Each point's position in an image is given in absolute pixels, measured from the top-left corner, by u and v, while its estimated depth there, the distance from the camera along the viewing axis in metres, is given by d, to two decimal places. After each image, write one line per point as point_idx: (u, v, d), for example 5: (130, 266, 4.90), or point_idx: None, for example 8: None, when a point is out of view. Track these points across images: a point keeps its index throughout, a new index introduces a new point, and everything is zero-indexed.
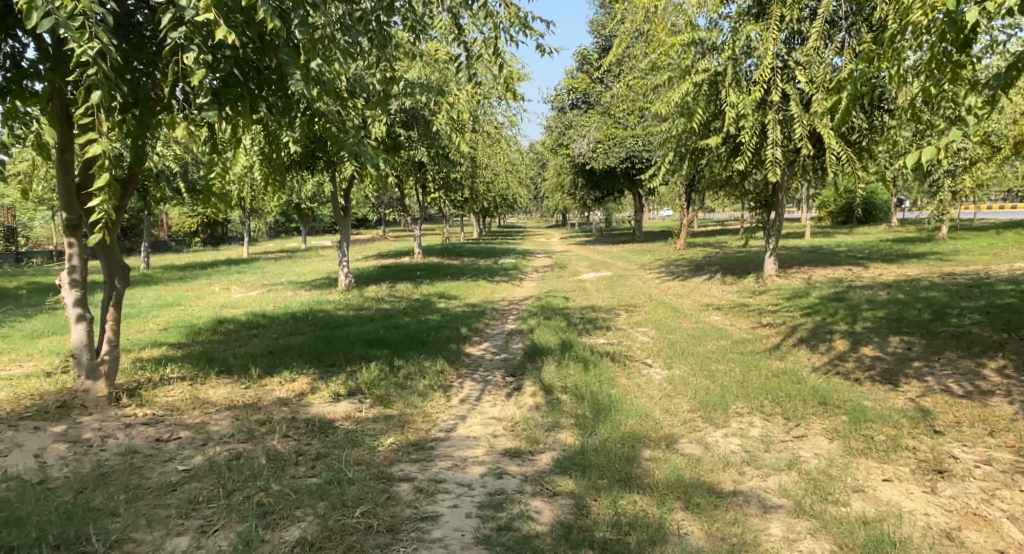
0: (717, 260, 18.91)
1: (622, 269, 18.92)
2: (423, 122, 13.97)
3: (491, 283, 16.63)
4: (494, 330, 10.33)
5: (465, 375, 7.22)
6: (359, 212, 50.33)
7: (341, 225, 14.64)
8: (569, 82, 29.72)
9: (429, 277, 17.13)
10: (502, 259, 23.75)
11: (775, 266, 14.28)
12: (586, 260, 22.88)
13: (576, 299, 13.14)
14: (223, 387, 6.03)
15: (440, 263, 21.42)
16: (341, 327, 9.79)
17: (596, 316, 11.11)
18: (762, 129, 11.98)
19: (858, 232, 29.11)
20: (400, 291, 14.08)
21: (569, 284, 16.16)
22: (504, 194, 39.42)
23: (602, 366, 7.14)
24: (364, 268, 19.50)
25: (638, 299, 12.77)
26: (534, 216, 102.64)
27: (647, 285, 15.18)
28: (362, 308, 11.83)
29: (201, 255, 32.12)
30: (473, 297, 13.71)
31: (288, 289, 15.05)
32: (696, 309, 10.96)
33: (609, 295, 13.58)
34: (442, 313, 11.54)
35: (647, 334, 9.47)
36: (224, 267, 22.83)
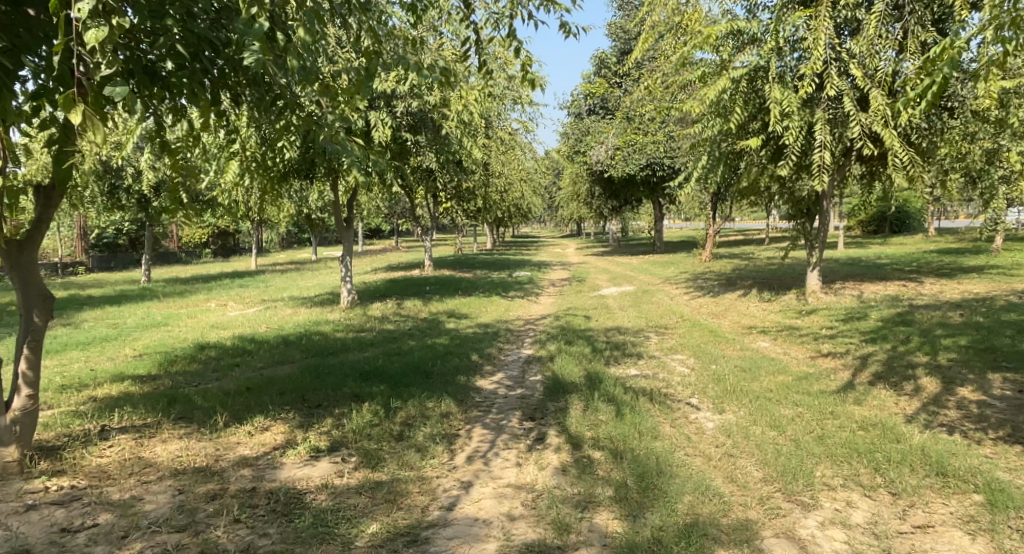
0: (749, 273, 17.58)
1: (646, 284, 17.67)
2: (433, 126, 12.82)
3: (506, 299, 15.47)
4: (509, 356, 9.14)
5: (474, 419, 6.03)
6: (371, 223, 49.50)
7: (344, 237, 13.53)
8: (586, 87, 28.58)
9: (439, 292, 15.98)
10: (517, 271, 22.57)
11: (820, 282, 12.97)
12: (606, 273, 21.64)
13: (599, 318, 11.94)
14: (175, 441, 4.88)
15: (452, 277, 20.29)
16: (336, 355, 8.66)
17: (624, 339, 9.89)
18: (808, 131, 10.73)
19: (893, 242, 27.57)
20: (407, 309, 12.93)
21: (591, 300, 14.95)
22: (519, 203, 38.31)
23: (640, 409, 5.90)
24: (372, 282, 18.45)
25: (668, 319, 11.54)
26: (548, 225, 101.51)
27: (677, 302, 13.91)
28: (364, 330, 10.70)
29: (208, 268, 31.29)
30: (487, 316, 12.57)
31: (288, 307, 13.99)
32: (737, 333, 9.71)
33: (636, 314, 12.35)
34: (452, 335, 10.38)
35: (685, 363, 8.24)
36: (227, 281, 21.81)
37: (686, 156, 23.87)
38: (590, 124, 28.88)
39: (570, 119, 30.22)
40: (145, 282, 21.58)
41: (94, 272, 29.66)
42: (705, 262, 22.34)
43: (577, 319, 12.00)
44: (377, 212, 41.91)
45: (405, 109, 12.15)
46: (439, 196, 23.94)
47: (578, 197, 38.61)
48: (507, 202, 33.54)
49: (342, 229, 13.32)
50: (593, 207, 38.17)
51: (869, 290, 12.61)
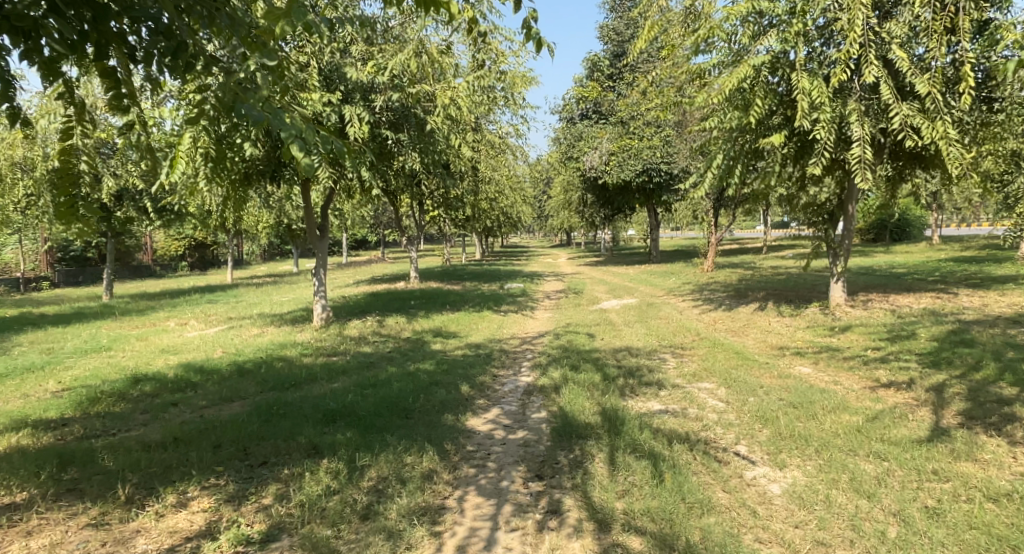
0: (760, 284, 16.35)
1: (648, 295, 16.43)
2: (415, 122, 11.40)
3: (499, 314, 14.11)
4: (507, 385, 7.82)
5: (466, 478, 4.70)
6: (356, 233, 48.04)
7: (317, 247, 12.09)
8: (578, 90, 27.47)
9: (424, 307, 14.62)
10: (509, 283, 21.25)
11: (844, 294, 11.81)
12: (603, 284, 20.38)
13: (604, 337, 10.66)
14: (46, 533, 3.66)
15: (438, 290, 18.91)
16: (300, 388, 7.29)
17: (636, 362, 8.59)
18: (840, 126, 9.44)
19: (898, 250, 26.56)
20: (390, 327, 11.55)
21: (591, 315, 13.63)
22: (508, 210, 37.03)
23: (679, 467, 4.60)
24: (353, 296, 17.04)
25: (682, 337, 10.26)
26: (537, 233, 100.42)
27: (687, 317, 12.62)
28: (338, 354, 9.34)
29: (182, 281, 29.68)
30: (479, 334, 11.24)
31: (255, 326, 12.55)
32: (767, 354, 8.43)
33: (645, 332, 11.06)
34: (438, 359, 9.04)
35: (716, 393, 6.94)
36: (196, 296, 20.30)
37: (684, 160, 22.77)
38: (584, 129, 27.69)
39: (562, 124, 29.01)
40: (107, 299, 20.04)
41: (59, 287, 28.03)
42: (707, 272, 21.13)
43: (581, 337, 10.70)
44: (361, 221, 40.45)
45: (384, 104, 10.78)
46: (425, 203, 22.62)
47: (569, 205, 37.38)
48: (496, 210, 32.28)
49: (314, 240, 11.85)
50: (585, 215, 36.94)
51: (901, 302, 11.41)
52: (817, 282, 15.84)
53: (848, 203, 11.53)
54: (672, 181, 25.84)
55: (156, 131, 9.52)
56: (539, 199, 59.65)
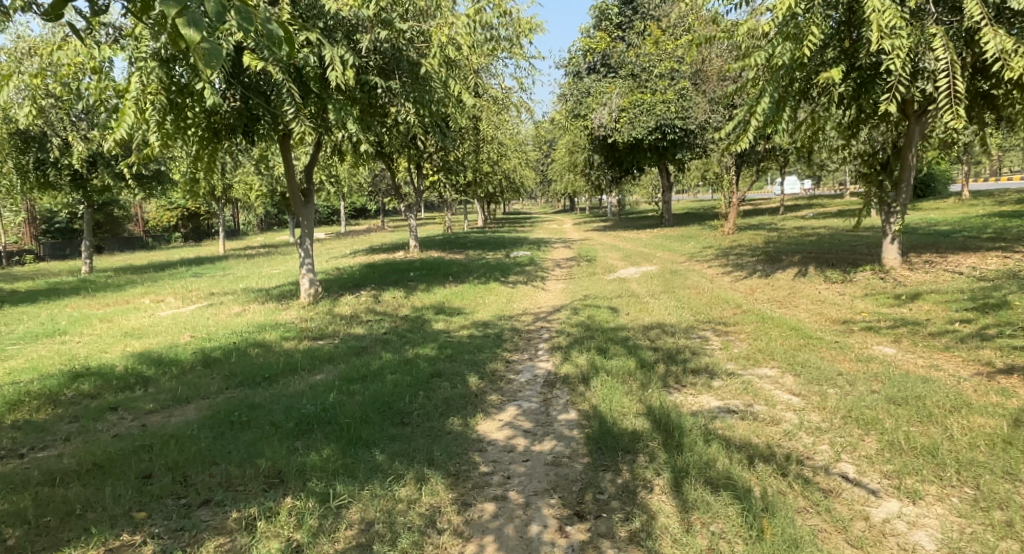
0: (791, 248, 14.98)
1: (669, 261, 15.06)
2: (408, 66, 9.96)
3: (509, 286, 12.78)
4: (523, 375, 6.52)
5: (481, 524, 3.43)
6: (354, 200, 46.62)
7: (302, 213, 10.69)
8: (585, 42, 25.82)
9: (425, 278, 13.31)
10: (516, 251, 19.89)
11: (899, 256, 10.59)
12: (616, 250, 19.03)
13: (629, 310, 9.35)
14: None
15: (439, 259, 17.57)
16: (274, 383, 6.00)
17: (674, 343, 7.28)
18: (914, 54, 8.00)
19: (926, 207, 25.05)
20: (387, 304, 10.24)
21: (610, 285, 12.28)
22: (511, 174, 35.44)
23: (779, 506, 3.41)
24: (347, 268, 15.72)
25: (722, 310, 8.93)
26: (540, 200, 98.69)
27: (719, 286, 11.25)
28: (325, 336, 8.04)
29: (172, 253, 28.32)
30: (487, 310, 9.93)
31: (236, 303, 11.24)
32: (829, 330, 7.12)
33: (675, 304, 9.74)
34: (441, 342, 7.74)
35: (782, 382, 5.64)
36: (181, 269, 18.94)
37: (701, 114, 21.22)
38: (591, 84, 25.96)
39: (568, 79, 27.27)
40: (86, 273, 18.71)
41: (44, 261, 26.72)
42: (729, 235, 19.73)
43: (603, 311, 9.40)
44: (358, 188, 38.90)
45: (371, 46, 9.34)
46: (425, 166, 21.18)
47: (574, 167, 35.77)
48: (498, 173, 30.73)
49: (298, 205, 10.44)
50: (591, 178, 35.33)
51: (965, 264, 10.14)
52: (855, 245, 14.44)
53: (907, 151, 10.15)
54: (686, 137, 24.30)
55: (106, 79, 8.10)
56: (542, 162, 57.87)
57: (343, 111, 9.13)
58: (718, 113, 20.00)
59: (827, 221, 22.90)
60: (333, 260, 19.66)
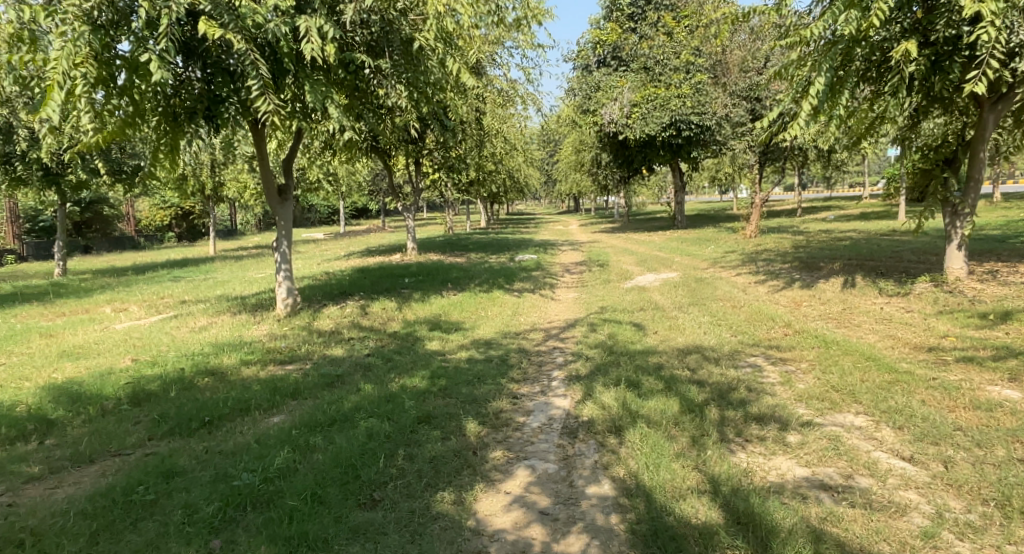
0: (826, 255, 13.62)
1: (691, 267, 13.67)
2: (401, 42, 8.58)
3: (514, 295, 11.43)
4: (535, 417, 5.14)
5: None
6: (354, 200, 45.34)
7: (280, 211, 9.26)
8: (596, 34, 24.60)
9: (421, 285, 11.97)
10: (521, 255, 18.53)
11: (965, 266, 9.20)
12: (629, 254, 17.69)
13: (657, 328, 8.00)
14: None
15: (439, 263, 16.24)
16: (216, 428, 4.66)
17: (722, 374, 5.92)
18: (1014, 19, 6.63)
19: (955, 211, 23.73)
20: (376, 318, 8.88)
21: (628, 295, 10.93)
22: (515, 173, 34.12)
23: None
24: (338, 274, 14.39)
25: (768, 330, 7.55)
26: (543, 202, 97.59)
27: (755, 298, 9.89)
28: (297, 359, 6.69)
29: (160, 254, 26.98)
30: (491, 326, 8.58)
31: (205, 313, 9.85)
32: (915, 362, 5.75)
33: (710, 320, 8.36)
34: (434, 369, 6.39)
35: (880, 439, 4.28)
36: (161, 271, 17.55)
37: (720, 108, 19.93)
38: (601, 78, 24.65)
39: (577, 73, 25.95)
40: (58, 276, 17.32)
41: (24, 261, 25.33)
42: (750, 238, 18.38)
43: (627, 328, 8.05)
44: (357, 186, 37.55)
45: (357, 17, 7.96)
46: (425, 163, 19.85)
47: (581, 167, 34.41)
48: (502, 172, 29.40)
49: (274, 203, 9.09)
50: (598, 177, 33.98)
51: None
52: (897, 252, 13.07)
53: (978, 144, 8.77)
54: (703, 134, 23.01)
55: (36, 51, 6.71)
56: (546, 161, 56.53)
57: (323, 93, 7.82)
58: (738, 107, 18.67)
59: (852, 224, 21.53)
60: (325, 263, 18.30)
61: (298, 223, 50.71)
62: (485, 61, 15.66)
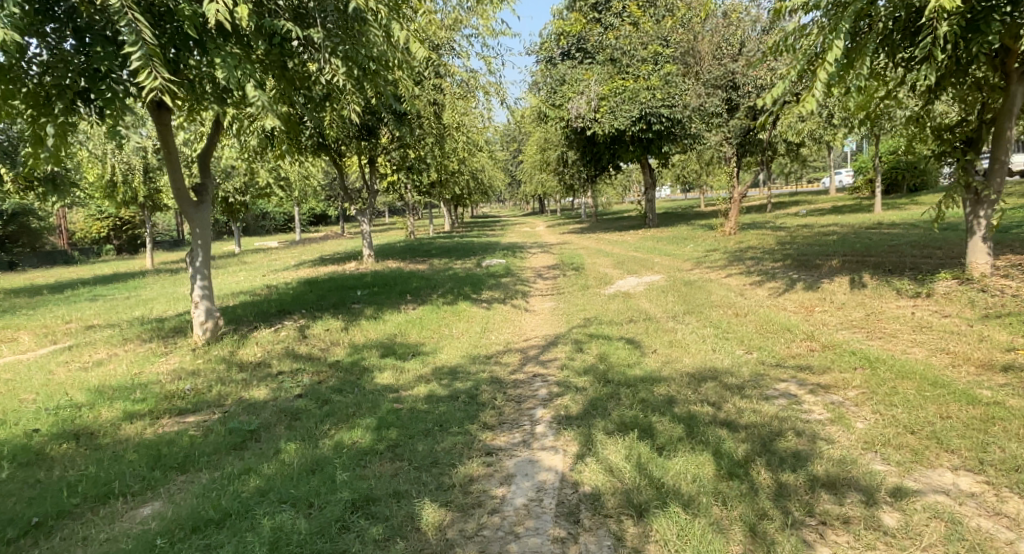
0: (819, 252, 12.58)
1: (675, 269, 12.48)
2: (336, 7, 7.04)
3: (482, 306, 10.02)
4: (519, 485, 3.78)
5: None
6: (311, 205, 43.38)
7: (196, 214, 7.61)
8: (559, 24, 23.40)
9: (375, 297, 10.50)
10: (487, 259, 17.14)
11: (990, 261, 8.07)
12: (604, 256, 16.48)
13: (654, 345, 6.70)
14: None
15: (397, 271, 14.76)
16: (46, 540, 3.21)
17: (752, 408, 4.63)
18: None
19: (929, 204, 23.17)
20: (316, 343, 7.40)
21: (612, 303, 9.62)
22: (477, 173, 32.66)
23: None
24: (283, 286, 12.79)
25: (789, 343, 6.29)
26: (507, 204, 96.90)
27: (757, 302, 8.69)
28: (205, 406, 5.21)
29: (94, 268, 24.78)
30: (456, 348, 7.18)
31: (110, 341, 8.21)
32: (997, 387, 4.53)
33: (714, 332, 7.10)
34: (382, 413, 4.97)
35: (1011, 517, 3.08)
36: (83, 288, 15.65)
37: (691, 100, 18.89)
38: (566, 71, 23.34)
39: (540, 67, 24.53)
40: None
41: None
42: (731, 235, 17.34)
43: (619, 347, 6.73)
44: (311, 190, 35.62)
45: None
46: (380, 161, 18.30)
47: (547, 165, 33.24)
48: (465, 171, 28.06)
49: (186, 207, 7.49)
50: (564, 176, 32.77)
51: None
52: (894, 246, 12.06)
53: (1004, 121, 7.69)
54: (673, 127, 21.99)
55: None
56: (510, 162, 55.33)
57: (236, 69, 6.28)
58: (714, 96, 17.07)
59: (832, 219, 20.70)
60: (273, 274, 16.64)
61: (252, 231, 48.31)
62: (444, 43, 14.42)
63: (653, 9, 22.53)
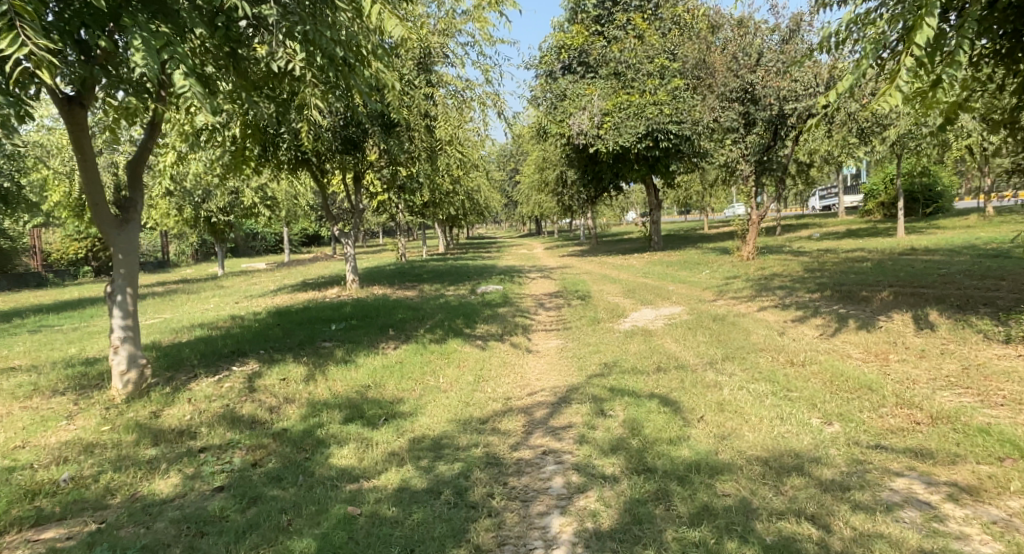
0: (857, 281, 11.14)
1: (695, 301, 11.02)
2: None
3: (476, 344, 8.48)
4: None
5: None
6: (301, 226, 42.03)
7: (125, 236, 6.14)
8: (559, 37, 22.21)
9: (351, 333, 8.98)
10: (483, 285, 15.61)
11: None
12: (611, 282, 15.02)
13: (696, 408, 5.18)
14: None
15: (382, 299, 13.29)
16: None
17: (871, 531, 3.17)
18: None
19: (953, 228, 21.83)
20: (265, 400, 5.88)
21: (630, 343, 8.10)
22: (473, 192, 31.29)
23: None
24: (251, 317, 11.30)
25: (881, 412, 4.77)
26: (504, 227, 95.98)
27: (806, 344, 7.21)
28: (78, 512, 3.74)
29: (64, 293, 23.23)
30: (442, 409, 5.63)
31: (15, 392, 6.67)
32: None
33: (770, 390, 5.58)
34: (328, 528, 3.47)
35: None
36: (34, 317, 14.12)
37: (703, 115, 17.54)
38: (567, 86, 22.01)
39: (540, 82, 23.23)
40: None
41: None
42: (748, 261, 15.96)
43: (653, 411, 5.20)
44: (301, 210, 34.20)
45: None
46: (367, 177, 16.86)
47: (546, 186, 31.95)
48: (459, 191, 26.71)
49: (106, 227, 6.01)
50: (564, 197, 31.45)
51: None
52: (946, 275, 10.59)
53: None
54: (682, 144, 20.63)
55: None
56: (507, 183, 54.19)
57: (157, 50, 4.92)
58: (729, 110, 15.48)
59: (852, 243, 19.30)
60: (248, 301, 15.14)
61: (242, 252, 46.87)
62: (435, 49, 13.02)
63: (659, 22, 21.36)
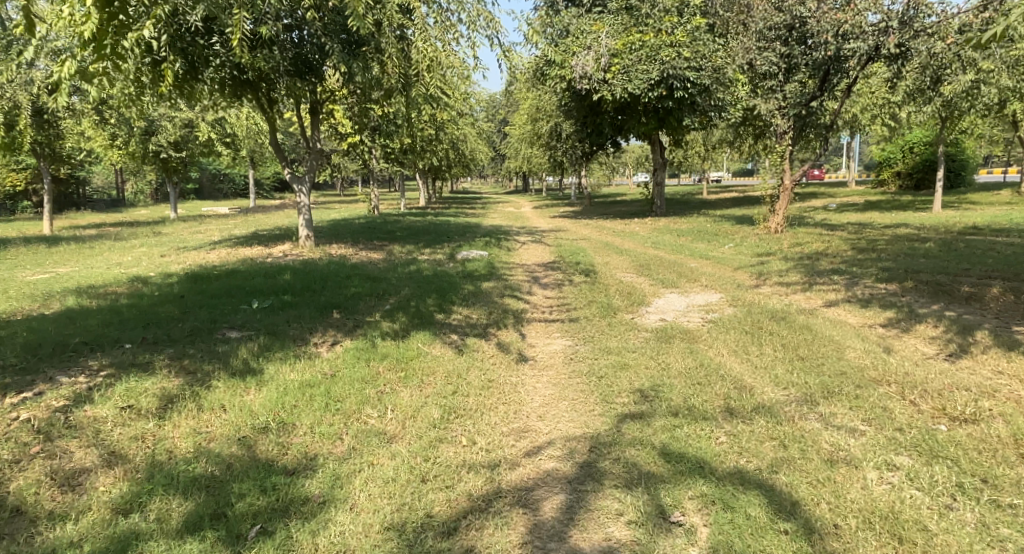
0: (938, 269, 8.81)
1: (732, 287, 8.66)
2: None
3: (448, 342, 6.01)
4: None
5: None
6: (271, 169, 38.79)
7: None
8: None
9: (273, 316, 6.42)
10: (463, 248, 13.08)
11: None
12: (617, 252, 12.60)
13: (845, 530, 2.96)
14: None
15: (339, 261, 10.74)
16: None
17: None
18: None
19: (990, 205, 19.64)
20: (69, 458, 3.36)
21: (668, 353, 5.67)
22: (458, 140, 28.43)
23: None
24: (160, 279, 8.68)
25: None
26: (488, 181, 92.82)
27: (939, 370, 4.86)
28: None
29: None
30: (380, 495, 3.23)
31: None
32: None
33: (954, 484, 3.29)
34: None
35: None
36: None
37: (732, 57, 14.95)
38: (571, 20, 19.20)
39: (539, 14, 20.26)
40: None
41: None
42: (777, 234, 13.80)
43: (763, 531, 2.97)
44: (267, 151, 30.95)
45: None
46: (331, 108, 14.06)
47: (537, 138, 29.19)
48: (443, 138, 23.91)
49: None
50: (557, 152, 28.75)
51: None
52: None
53: None
54: (699, 95, 17.95)
55: None
56: (494, 134, 51.11)
57: None
58: (769, 51, 13.03)
59: (885, 217, 17.06)
60: (177, 254, 12.43)
61: (208, 193, 43.57)
62: None
63: None
